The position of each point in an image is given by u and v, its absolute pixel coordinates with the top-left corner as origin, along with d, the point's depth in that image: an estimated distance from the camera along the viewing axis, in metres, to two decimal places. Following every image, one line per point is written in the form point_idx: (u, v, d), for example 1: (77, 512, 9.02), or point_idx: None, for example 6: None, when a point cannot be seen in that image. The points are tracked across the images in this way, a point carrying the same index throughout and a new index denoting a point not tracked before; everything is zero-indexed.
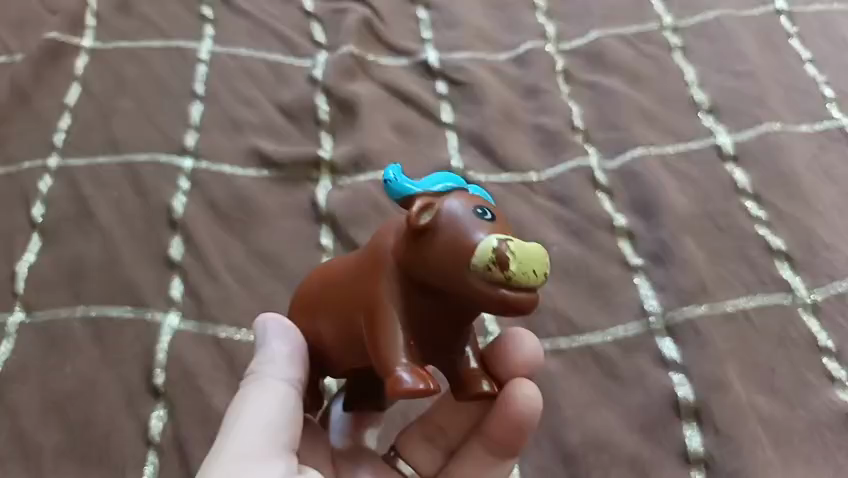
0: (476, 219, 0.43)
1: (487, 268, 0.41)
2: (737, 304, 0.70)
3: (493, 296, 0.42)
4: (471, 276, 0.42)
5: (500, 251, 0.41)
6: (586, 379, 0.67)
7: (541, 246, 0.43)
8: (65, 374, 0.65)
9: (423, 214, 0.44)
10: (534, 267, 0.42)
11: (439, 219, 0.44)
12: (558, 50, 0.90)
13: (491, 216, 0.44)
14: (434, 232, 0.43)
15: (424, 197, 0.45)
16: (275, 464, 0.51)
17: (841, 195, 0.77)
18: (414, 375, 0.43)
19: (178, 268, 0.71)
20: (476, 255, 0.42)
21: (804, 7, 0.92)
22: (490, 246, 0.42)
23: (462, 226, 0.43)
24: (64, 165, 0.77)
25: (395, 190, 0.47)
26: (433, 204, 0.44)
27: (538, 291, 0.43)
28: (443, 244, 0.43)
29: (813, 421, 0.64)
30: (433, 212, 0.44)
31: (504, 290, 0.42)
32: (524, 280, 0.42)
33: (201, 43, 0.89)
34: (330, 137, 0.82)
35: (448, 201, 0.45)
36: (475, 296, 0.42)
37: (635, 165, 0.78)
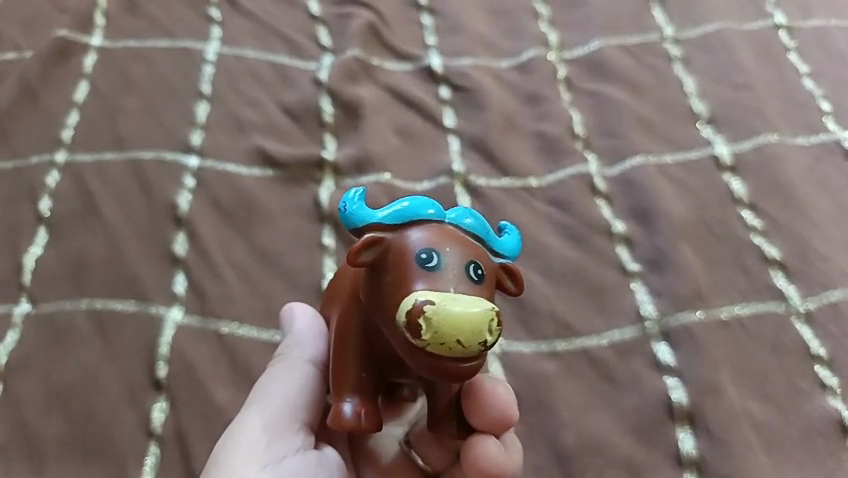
0: (416, 266, 0.45)
1: (405, 330, 0.43)
2: (732, 311, 0.71)
3: (415, 355, 0.44)
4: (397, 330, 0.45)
5: (416, 316, 0.43)
6: (582, 382, 0.68)
7: (470, 313, 0.42)
8: (69, 365, 0.66)
9: (368, 251, 0.46)
10: (457, 336, 0.42)
11: (382, 258, 0.46)
12: (560, 58, 0.91)
13: (435, 262, 0.45)
14: (381, 270, 0.46)
15: (374, 231, 0.48)
16: (292, 438, 0.60)
17: (836, 206, 0.78)
18: (355, 409, 0.50)
19: (182, 263, 0.72)
20: (399, 312, 0.44)
21: (803, 21, 0.94)
22: (408, 309, 0.43)
23: (400, 274, 0.45)
24: (72, 161, 0.78)
25: (350, 219, 0.50)
26: (381, 242, 0.47)
27: (470, 352, 0.43)
28: (383, 288, 0.46)
29: (804, 427, 0.65)
30: (379, 251, 0.46)
31: (421, 352, 0.44)
32: (444, 347, 0.43)
33: (208, 44, 0.90)
34: (334, 139, 0.83)
35: (408, 239, 0.46)
36: (402, 349, 0.45)
37: (633, 173, 0.80)
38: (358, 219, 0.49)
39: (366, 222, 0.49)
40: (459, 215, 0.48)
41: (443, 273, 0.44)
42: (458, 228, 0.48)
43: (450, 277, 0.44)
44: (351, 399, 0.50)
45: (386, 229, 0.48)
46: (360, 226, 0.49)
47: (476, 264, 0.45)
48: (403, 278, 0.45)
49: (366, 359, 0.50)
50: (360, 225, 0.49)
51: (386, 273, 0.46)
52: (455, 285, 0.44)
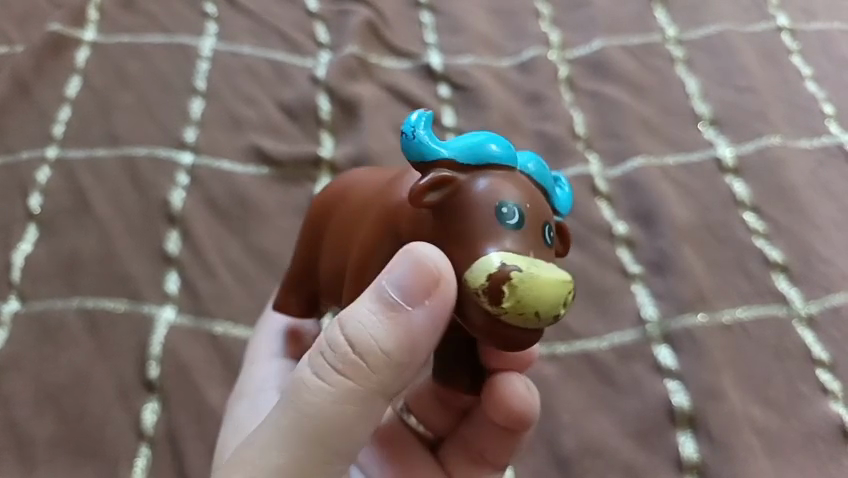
0: (494, 221, 0.41)
1: (479, 292, 0.40)
2: (734, 314, 0.70)
3: (481, 317, 0.40)
4: (464, 291, 0.41)
5: (496, 280, 0.39)
6: (582, 385, 0.67)
7: (553, 284, 0.39)
8: (59, 365, 0.64)
9: (432, 190, 0.42)
10: (537, 307, 0.39)
11: (446, 202, 0.42)
12: (562, 58, 0.90)
13: (512, 219, 0.41)
14: (447, 215, 0.42)
15: (445, 169, 0.43)
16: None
17: (838, 210, 0.77)
18: None
19: (176, 262, 0.71)
20: (474, 273, 0.40)
21: (806, 24, 0.93)
22: (488, 271, 0.39)
23: (469, 220, 0.41)
24: (64, 157, 0.77)
25: (415, 150, 0.44)
26: (449, 183, 0.42)
27: (542, 326, 0.40)
28: (451, 236, 0.42)
29: (807, 432, 0.64)
30: (443, 193, 0.42)
31: (490, 316, 0.40)
32: (519, 317, 0.39)
33: (204, 40, 0.89)
34: (331, 138, 0.82)
35: (477, 185, 0.42)
36: (467, 310, 0.41)
37: (635, 174, 0.79)
38: (424, 151, 0.43)
39: (436, 157, 0.43)
40: (525, 160, 0.45)
41: (520, 233, 0.41)
42: (524, 175, 0.44)
43: (526, 235, 0.41)
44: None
45: (457, 168, 0.43)
46: (428, 160, 0.43)
47: (549, 225, 0.43)
48: (476, 231, 0.41)
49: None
50: (427, 159, 0.43)
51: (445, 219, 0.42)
52: (532, 249, 0.41)
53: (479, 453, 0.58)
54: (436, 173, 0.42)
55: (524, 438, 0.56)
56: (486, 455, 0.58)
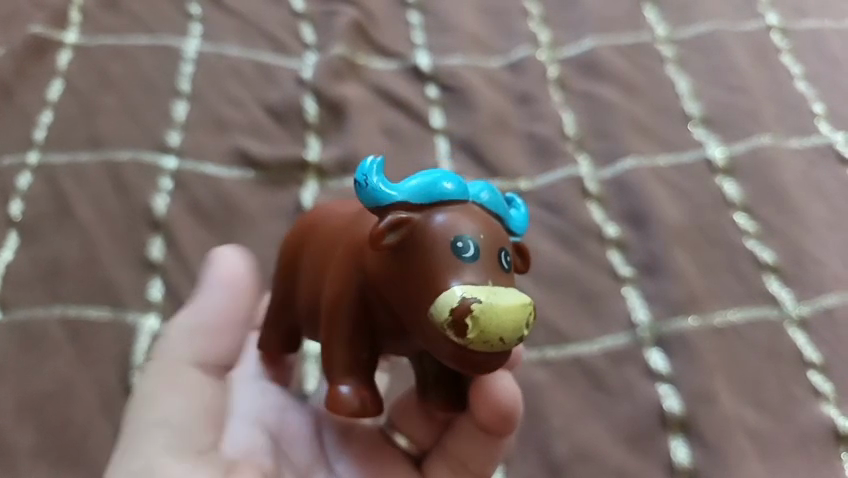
0: (452, 256, 0.42)
1: (448, 322, 0.40)
2: (726, 317, 0.69)
3: (445, 342, 0.41)
4: (429, 319, 0.41)
5: (459, 309, 0.40)
6: (573, 389, 0.66)
7: (513, 309, 0.40)
8: (41, 376, 0.63)
9: (390, 232, 0.43)
10: (500, 333, 0.40)
11: (406, 241, 0.43)
12: (552, 58, 0.89)
13: (471, 253, 0.42)
14: (408, 253, 0.43)
15: (398, 212, 0.43)
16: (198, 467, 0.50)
17: (829, 211, 0.77)
18: (354, 390, 0.46)
19: (160, 269, 0.70)
20: (437, 305, 0.41)
21: (797, 23, 0.92)
22: (452, 301, 0.40)
23: (426, 257, 0.42)
24: (44, 161, 0.75)
25: (369, 197, 0.44)
26: (404, 223, 0.43)
27: (506, 350, 0.42)
28: (414, 273, 0.42)
29: (799, 436, 0.63)
30: (401, 233, 0.43)
31: (453, 341, 0.41)
32: (482, 344, 0.40)
33: (189, 41, 0.87)
34: (318, 140, 0.81)
35: (433, 222, 0.43)
36: (431, 341, 0.42)
37: (625, 175, 0.78)
38: (376, 198, 0.44)
39: (389, 203, 0.44)
40: (476, 190, 0.45)
41: (478, 265, 0.42)
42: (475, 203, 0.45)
43: (482, 261, 0.42)
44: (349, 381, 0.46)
45: (412, 208, 0.44)
46: (382, 206, 0.44)
47: (506, 251, 0.43)
48: (437, 268, 0.42)
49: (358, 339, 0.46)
50: (381, 205, 0.44)
51: (404, 255, 0.43)
52: (492, 277, 0.42)
53: (462, 462, 0.58)
54: (392, 215, 0.43)
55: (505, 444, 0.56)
56: (469, 466, 0.58)
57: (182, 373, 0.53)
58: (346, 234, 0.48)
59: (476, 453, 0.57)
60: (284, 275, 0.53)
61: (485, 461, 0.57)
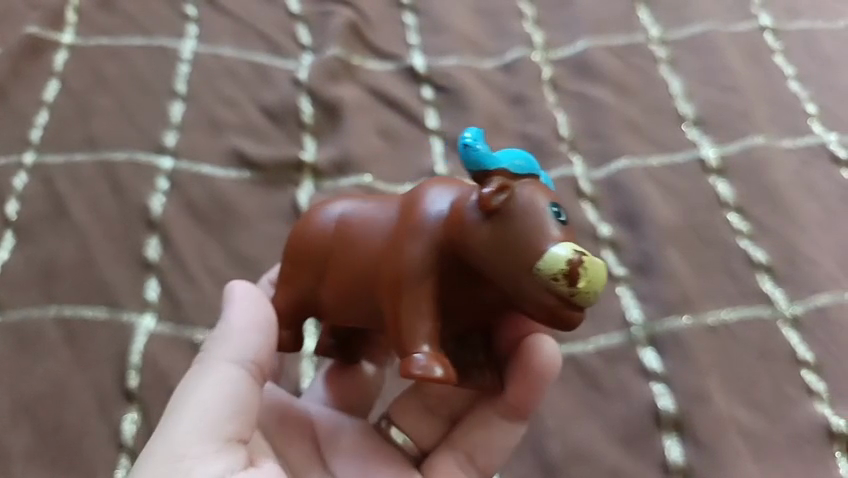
0: (551, 217, 0.45)
1: (556, 279, 0.43)
2: (719, 316, 0.70)
3: (547, 299, 0.44)
4: (531, 277, 0.44)
5: (571, 264, 0.43)
6: (567, 389, 0.66)
7: (604, 267, 0.45)
8: (35, 376, 0.63)
9: (498, 195, 0.45)
10: (598, 287, 0.44)
11: (509, 205, 0.45)
12: (546, 59, 0.90)
13: (563, 217, 0.46)
14: (505, 217, 0.45)
15: (499, 177, 0.47)
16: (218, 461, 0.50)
17: (822, 210, 0.77)
18: (430, 357, 0.46)
19: (155, 269, 0.70)
20: (545, 261, 0.43)
21: (789, 23, 0.93)
22: (563, 258, 0.43)
23: (526, 218, 0.45)
24: (40, 162, 0.76)
25: (472, 160, 0.48)
26: (508, 187, 0.46)
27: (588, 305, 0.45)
28: (513, 234, 0.45)
29: (793, 434, 0.64)
30: (508, 195, 0.45)
31: (550, 299, 0.44)
32: (584, 297, 0.44)
33: (184, 42, 0.87)
34: (313, 141, 0.81)
35: (527, 190, 0.46)
36: (528, 297, 0.45)
37: (619, 176, 0.78)
38: (483, 162, 0.48)
39: (494, 167, 0.48)
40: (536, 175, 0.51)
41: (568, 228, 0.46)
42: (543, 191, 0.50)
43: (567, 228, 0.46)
44: (424, 348, 0.46)
45: (511, 177, 0.48)
46: (489, 169, 0.48)
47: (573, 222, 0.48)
48: (539, 228, 0.45)
49: (433, 311, 0.47)
50: (485, 169, 0.48)
51: (496, 224, 0.45)
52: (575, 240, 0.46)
53: (469, 456, 0.60)
54: (495, 181, 0.46)
55: (518, 433, 0.59)
56: (476, 458, 0.60)
57: (214, 374, 0.51)
58: (401, 218, 0.49)
59: (485, 440, 0.60)
60: (308, 268, 0.53)
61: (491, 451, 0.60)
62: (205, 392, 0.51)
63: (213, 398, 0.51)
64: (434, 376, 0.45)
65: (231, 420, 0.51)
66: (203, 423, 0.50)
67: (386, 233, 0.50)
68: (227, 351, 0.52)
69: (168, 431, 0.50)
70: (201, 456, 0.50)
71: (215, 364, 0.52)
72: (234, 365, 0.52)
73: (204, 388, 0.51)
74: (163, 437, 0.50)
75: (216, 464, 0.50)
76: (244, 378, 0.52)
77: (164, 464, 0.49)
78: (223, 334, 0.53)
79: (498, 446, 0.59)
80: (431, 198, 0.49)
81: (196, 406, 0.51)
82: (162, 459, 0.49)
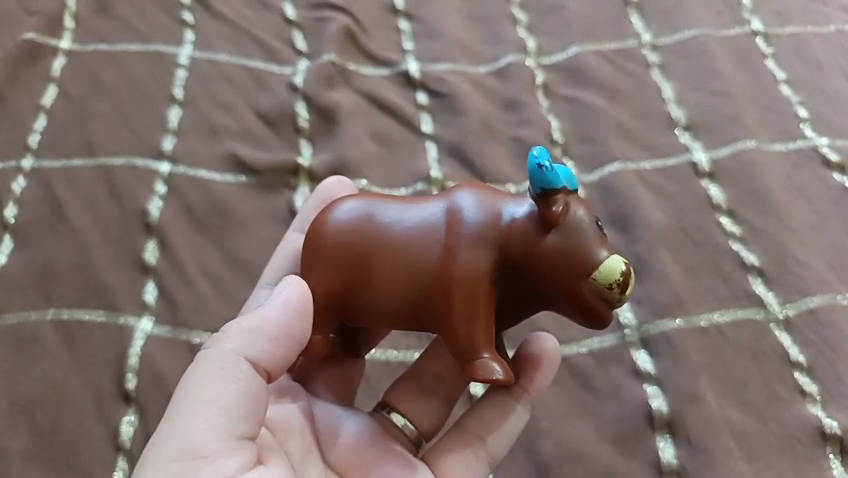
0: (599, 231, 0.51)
1: (611, 287, 0.49)
2: (711, 318, 0.70)
3: (597, 304, 0.50)
4: (588, 284, 0.49)
5: (621, 272, 0.49)
6: (560, 391, 0.67)
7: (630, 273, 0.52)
8: (33, 378, 0.64)
9: (560, 209, 0.50)
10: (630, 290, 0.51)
11: (565, 218, 0.50)
12: (539, 64, 0.90)
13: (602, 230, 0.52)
14: (562, 230, 0.50)
15: (563, 196, 0.50)
16: (230, 455, 0.50)
17: (813, 212, 0.77)
18: (488, 361, 0.50)
19: (152, 271, 0.71)
20: (602, 271, 0.49)
21: (780, 28, 0.94)
22: (616, 268, 0.49)
23: (581, 232, 0.50)
24: (39, 166, 0.76)
25: (544, 178, 0.49)
26: (566, 202, 0.50)
27: None
28: (570, 246, 0.50)
29: (785, 435, 0.64)
30: (566, 209, 0.50)
31: (598, 305, 0.50)
32: (624, 301, 0.51)
33: (181, 48, 0.88)
34: (309, 145, 0.82)
35: (576, 205, 0.51)
36: (580, 302, 0.50)
37: (611, 179, 0.79)
38: (553, 180, 0.49)
39: (560, 185, 0.50)
40: None
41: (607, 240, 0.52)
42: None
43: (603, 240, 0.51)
44: (485, 354, 0.50)
45: (568, 192, 0.51)
46: (558, 188, 0.50)
47: None
48: (591, 240, 0.50)
49: (490, 315, 0.50)
50: (554, 187, 0.50)
51: (555, 235, 0.50)
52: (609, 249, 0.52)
53: (479, 438, 0.61)
54: (558, 197, 0.50)
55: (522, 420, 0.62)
56: (487, 440, 0.61)
57: (229, 368, 0.52)
58: (447, 224, 0.52)
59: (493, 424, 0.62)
60: (345, 270, 0.53)
61: (499, 433, 0.61)
62: (219, 386, 0.51)
63: (229, 392, 0.51)
64: (496, 378, 0.49)
65: (243, 415, 0.51)
66: (218, 418, 0.50)
67: (425, 235, 0.52)
68: (245, 346, 0.53)
69: (180, 424, 0.50)
70: (216, 449, 0.50)
71: (232, 359, 0.52)
72: (246, 360, 0.53)
73: (219, 381, 0.51)
74: (176, 430, 0.49)
75: (229, 458, 0.50)
76: (255, 373, 0.53)
77: (178, 457, 0.49)
78: (244, 331, 0.54)
79: (507, 432, 0.62)
80: (462, 204, 0.52)
81: (210, 399, 0.51)
82: (176, 453, 0.49)
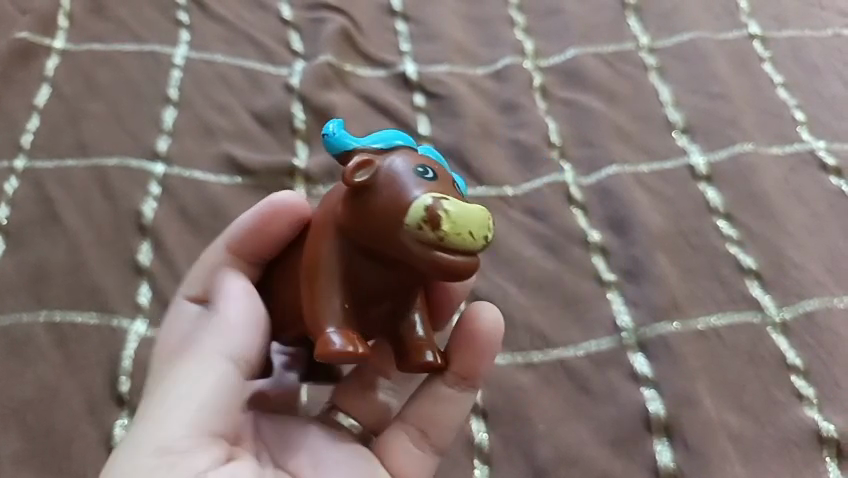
0: (418, 179, 0.49)
1: (420, 226, 0.46)
2: (708, 322, 0.70)
3: (420, 251, 0.47)
4: (402, 231, 0.47)
5: (431, 210, 0.46)
6: (557, 394, 0.67)
7: (481, 211, 0.48)
8: (25, 381, 0.63)
9: (359, 172, 0.49)
10: (469, 228, 0.47)
11: (375, 178, 0.49)
12: (537, 67, 0.90)
13: (432, 175, 0.49)
14: (371, 193, 0.49)
15: (362, 153, 0.51)
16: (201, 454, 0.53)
17: (810, 216, 0.77)
18: (343, 338, 0.49)
19: (146, 273, 0.70)
20: (409, 214, 0.47)
21: (777, 32, 0.94)
22: (422, 205, 0.47)
23: (391, 189, 0.48)
24: (32, 167, 0.76)
25: (335, 144, 0.53)
26: (370, 164, 0.49)
27: (476, 253, 0.47)
28: (378, 203, 0.48)
29: (782, 438, 0.64)
30: (369, 171, 0.49)
31: (459, 256, 0.47)
32: (459, 241, 0.46)
33: (176, 48, 0.88)
34: (305, 146, 0.81)
35: (391, 165, 0.49)
36: (413, 257, 0.47)
37: (609, 182, 0.79)
38: (342, 145, 0.52)
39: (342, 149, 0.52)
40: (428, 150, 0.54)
41: (433, 183, 0.48)
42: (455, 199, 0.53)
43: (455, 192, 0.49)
44: (335, 327, 0.50)
45: (376, 151, 0.51)
46: (347, 150, 0.52)
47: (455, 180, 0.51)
48: (401, 190, 0.48)
49: (345, 292, 0.51)
50: (347, 151, 0.52)
51: (377, 194, 0.49)
52: (448, 191, 0.49)
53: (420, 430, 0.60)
54: (357, 158, 0.49)
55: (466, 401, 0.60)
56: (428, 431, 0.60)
57: (207, 368, 0.55)
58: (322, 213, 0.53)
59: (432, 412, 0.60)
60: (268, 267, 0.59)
61: (442, 423, 0.60)
62: (192, 384, 0.54)
63: (204, 391, 0.54)
64: (333, 349, 0.49)
65: (214, 419, 0.54)
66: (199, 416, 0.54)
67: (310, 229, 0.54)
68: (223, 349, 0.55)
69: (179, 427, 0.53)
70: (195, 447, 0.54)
71: (211, 357, 0.55)
72: (227, 360, 0.55)
73: (199, 381, 0.54)
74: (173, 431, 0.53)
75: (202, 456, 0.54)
76: (233, 374, 0.55)
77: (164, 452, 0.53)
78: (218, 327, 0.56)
79: (451, 420, 0.60)
80: (336, 193, 0.53)
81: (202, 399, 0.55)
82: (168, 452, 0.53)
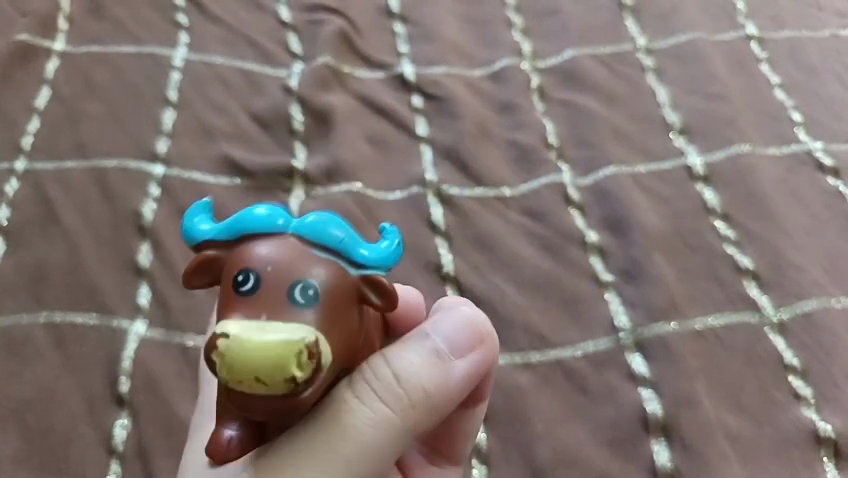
0: (232, 292, 0.41)
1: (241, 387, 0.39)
2: (706, 322, 0.70)
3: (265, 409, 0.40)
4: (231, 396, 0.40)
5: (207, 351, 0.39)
6: (555, 394, 0.67)
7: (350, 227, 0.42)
8: (25, 381, 0.63)
9: (198, 270, 0.43)
10: (254, 371, 0.38)
11: (218, 256, 0.43)
12: (534, 68, 0.91)
13: (253, 278, 0.41)
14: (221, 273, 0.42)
15: (209, 249, 0.43)
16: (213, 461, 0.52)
17: (808, 216, 0.78)
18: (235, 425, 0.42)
19: (145, 274, 0.70)
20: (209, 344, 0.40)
21: (774, 33, 0.94)
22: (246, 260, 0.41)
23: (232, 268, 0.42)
24: (31, 169, 0.76)
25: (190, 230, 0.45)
26: (205, 258, 0.43)
27: (317, 352, 0.39)
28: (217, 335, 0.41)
29: (779, 438, 0.64)
30: (209, 261, 0.43)
31: (307, 391, 0.40)
32: (250, 388, 0.39)
33: (175, 50, 0.88)
34: (304, 148, 0.82)
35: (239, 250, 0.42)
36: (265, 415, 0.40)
37: (607, 183, 0.79)
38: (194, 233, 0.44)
39: (195, 241, 0.44)
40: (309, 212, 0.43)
41: (251, 299, 0.40)
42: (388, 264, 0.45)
43: (269, 276, 0.40)
44: (230, 423, 0.42)
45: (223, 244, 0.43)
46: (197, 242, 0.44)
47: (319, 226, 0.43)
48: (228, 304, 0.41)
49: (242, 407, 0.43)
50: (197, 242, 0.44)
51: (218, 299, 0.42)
52: (268, 264, 0.41)
53: None
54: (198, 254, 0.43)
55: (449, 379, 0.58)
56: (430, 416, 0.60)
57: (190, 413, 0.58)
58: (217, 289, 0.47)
59: None
60: None
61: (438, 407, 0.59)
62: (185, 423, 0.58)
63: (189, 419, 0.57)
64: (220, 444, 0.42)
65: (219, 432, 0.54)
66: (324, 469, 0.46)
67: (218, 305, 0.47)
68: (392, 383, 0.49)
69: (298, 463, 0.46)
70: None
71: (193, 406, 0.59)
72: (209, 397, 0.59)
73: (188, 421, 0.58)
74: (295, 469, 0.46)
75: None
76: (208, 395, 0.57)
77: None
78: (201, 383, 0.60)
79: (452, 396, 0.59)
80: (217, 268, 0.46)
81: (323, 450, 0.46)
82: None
